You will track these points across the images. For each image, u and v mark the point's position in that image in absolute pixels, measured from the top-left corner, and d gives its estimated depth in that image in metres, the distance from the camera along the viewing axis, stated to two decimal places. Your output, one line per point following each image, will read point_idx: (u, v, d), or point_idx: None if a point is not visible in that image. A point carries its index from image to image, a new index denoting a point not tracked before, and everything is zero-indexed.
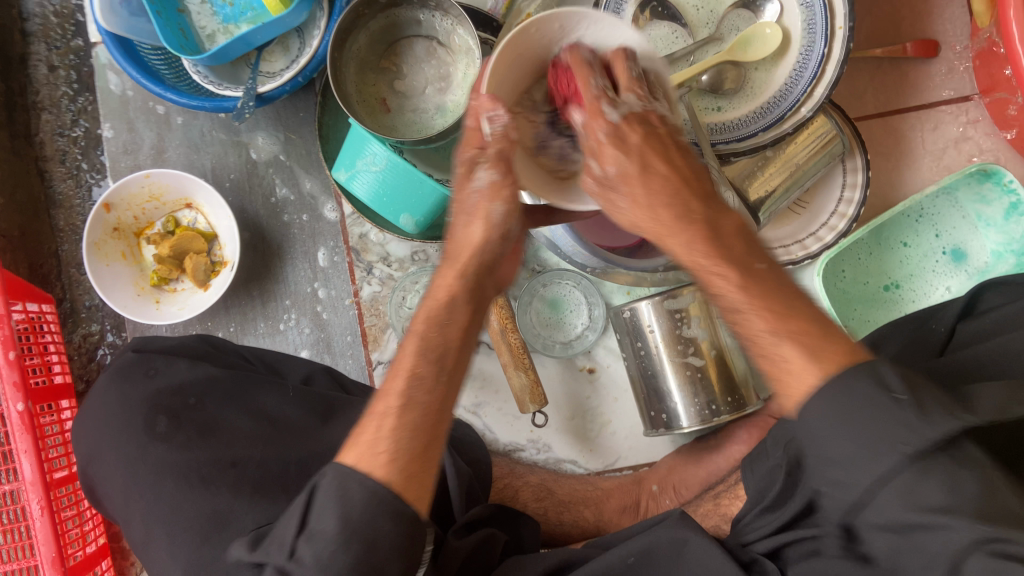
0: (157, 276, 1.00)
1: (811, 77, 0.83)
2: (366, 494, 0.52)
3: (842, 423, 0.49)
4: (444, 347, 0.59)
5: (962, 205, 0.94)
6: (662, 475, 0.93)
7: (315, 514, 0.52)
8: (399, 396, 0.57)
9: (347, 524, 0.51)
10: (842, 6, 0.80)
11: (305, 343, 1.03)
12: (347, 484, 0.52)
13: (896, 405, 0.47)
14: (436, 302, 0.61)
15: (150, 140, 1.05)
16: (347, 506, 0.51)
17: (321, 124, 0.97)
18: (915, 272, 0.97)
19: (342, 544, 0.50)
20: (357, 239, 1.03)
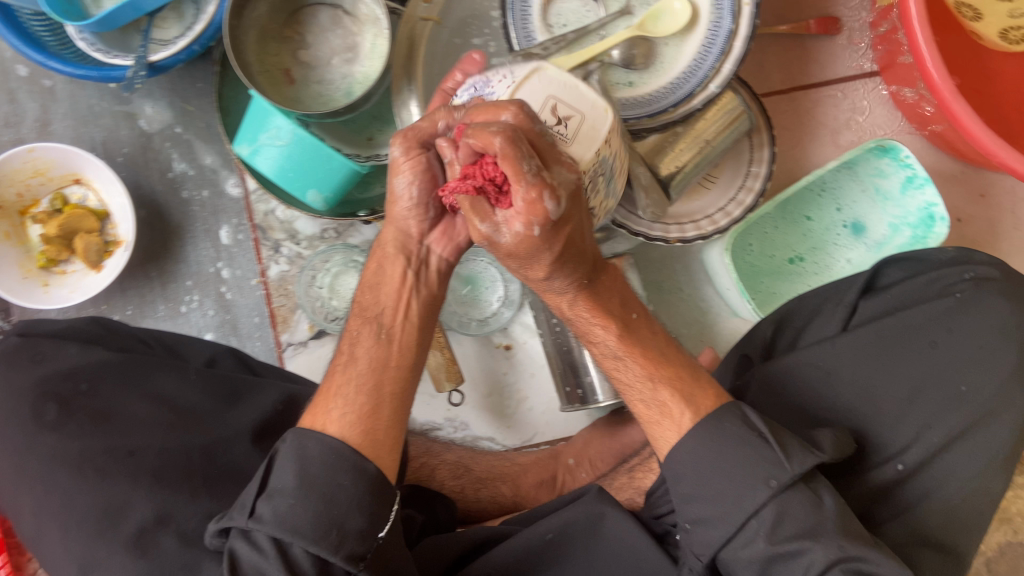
0: (44, 257, 0.94)
1: (720, 53, 0.84)
2: (324, 448, 0.59)
3: (716, 446, 0.61)
4: (380, 309, 0.68)
5: (861, 179, 0.96)
6: (578, 448, 0.94)
7: (276, 474, 0.58)
8: (347, 359, 0.66)
9: (304, 479, 0.57)
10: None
11: (209, 326, 0.99)
12: (305, 442, 0.59)
13: (759, 442, 0.60)
14: (365, 277, 0.71)
15: (34, 111, 0.98)
16: (305, 463, 0.58)
17: (220, 97, 0.92)
18: (818, 245, 1.00)
19: (300, 497, 0.56)
20: (262, 217, 0.99)
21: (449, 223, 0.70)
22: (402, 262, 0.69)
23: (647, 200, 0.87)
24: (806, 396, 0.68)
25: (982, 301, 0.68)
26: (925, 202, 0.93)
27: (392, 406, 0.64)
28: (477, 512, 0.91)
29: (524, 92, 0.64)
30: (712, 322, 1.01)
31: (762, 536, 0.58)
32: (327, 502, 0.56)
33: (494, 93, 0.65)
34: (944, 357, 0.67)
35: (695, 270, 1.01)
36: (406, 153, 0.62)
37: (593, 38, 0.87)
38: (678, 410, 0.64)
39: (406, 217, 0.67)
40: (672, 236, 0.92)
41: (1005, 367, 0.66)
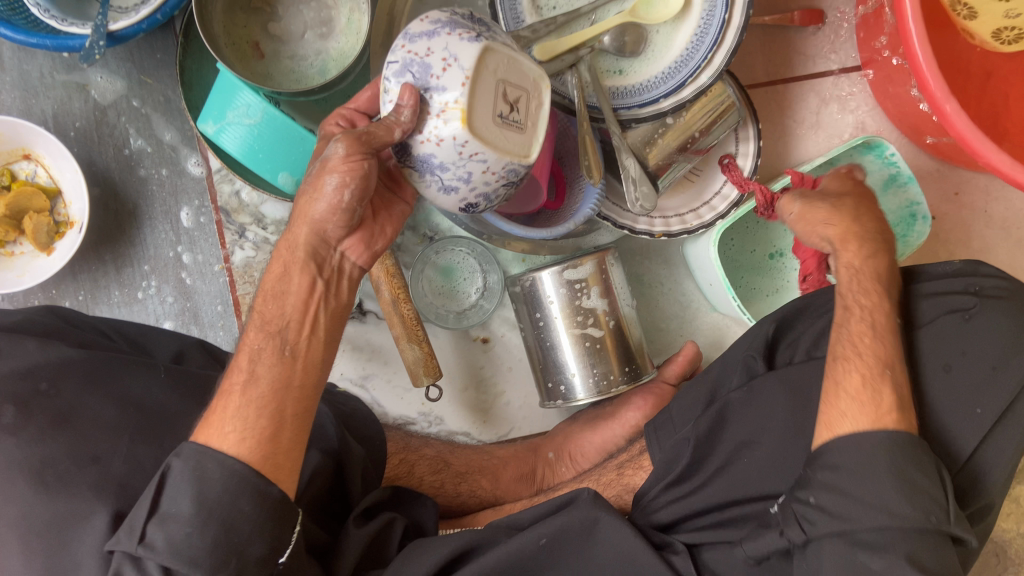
0: None
1: (711, 44, 0.81)
2: (225, 474, 0.53)
3: (897, 458, 0.60)
4: (284, 323, 0.60)
5: None
6: (558, 442, 0.92)
7: (168, 497, 0.53)
8: (243, 374, 0.58)
9: (203, 506, 0.52)
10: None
11: (168, 314, 0.93)
12: (203, 462, 0.53)
13: (929, 478, 0.60)
14: (271, 278, 0.61)
15: None
16: (204, 486, 0.53)
17: (183, 70, 0.86)
18: None
19: (198, 526, 0.52)
20: (227, 198, 0.92)
21: (366, 225, 0.65)
22: (310, 269, 0.61)
23: (637, 192, 0.83)
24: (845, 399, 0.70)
25: (992, 312, 0.67)
26: (909, 201, 0.93)
27: (294, 427, 0.58)
28: (456, 507, 0.89)
29: (480, 90, 0.56)
30: (691, 319, 1.01)
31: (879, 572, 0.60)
32: (230, 530, 0.53)
33: (439, 75, 0.56)
34: (962, 378, 0.67)
35: (676, 263, 1.00)
36: (343, 154, 0.57)
37: (584, 21, 0.84)
38: (886, 404, 0.63)
39: (323, 219, 0.60)
40: (656, 229, 0.90)
41: (1014, 380, 0.65)
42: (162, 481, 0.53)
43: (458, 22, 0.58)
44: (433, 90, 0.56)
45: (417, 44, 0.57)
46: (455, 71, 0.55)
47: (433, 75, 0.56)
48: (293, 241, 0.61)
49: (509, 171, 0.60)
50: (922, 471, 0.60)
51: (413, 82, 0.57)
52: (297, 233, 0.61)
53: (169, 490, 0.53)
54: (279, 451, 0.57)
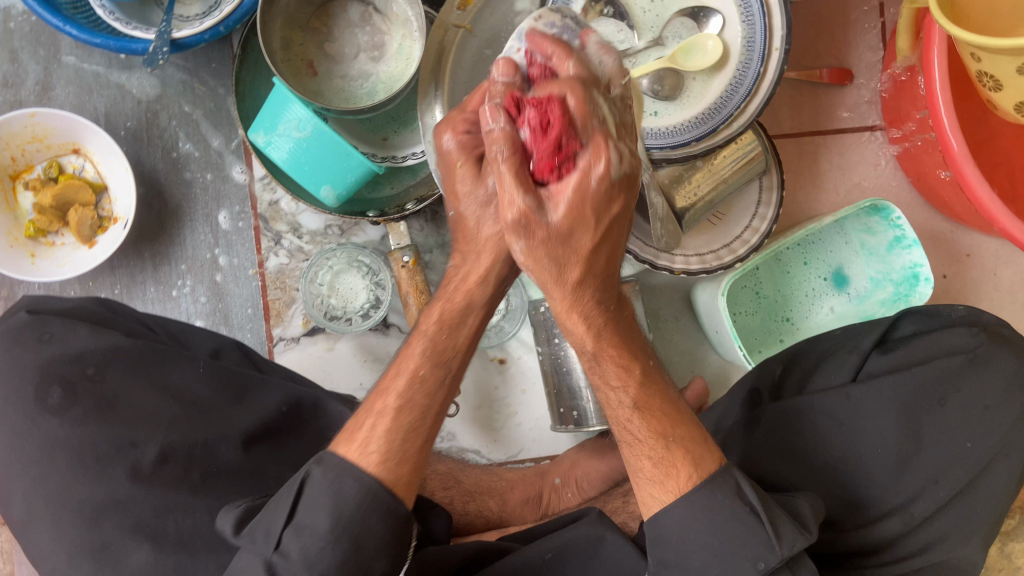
0: (34, 226, 0.90)
1: (747, 93, 0.84)
2: (361, 491, 0.54)
3: (697, 530, 0.58)
4: (453, 353, 0.61)
5: (847, 232, 1.00)
6: (565, 468, 0.94)
7: (306, 509, 0.54)
8: (397, 397, 0.59)
9: (339, 522, 0.53)
10: (780, 19, 0.83)
11: (199, 313, 0.96)
12: (342, 477, 0.55)
13: (736, 521, 0.58)
14: (451, 302, 0.61)
15: (36, 74, 0.94)
16: (341, 501, 0.53)
17: (237, 81, 0.89)
18: (803, 295, 1.03)
19: (331, 542, 0.52)
20: (267, 206, 0.96)
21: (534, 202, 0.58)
22: (485, 306, 0.61)
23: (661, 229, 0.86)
24: (811, 435, 0.69)
25: (993, 360, 0.68)
26: (912, 262, 0.96)
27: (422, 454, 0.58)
28: (464, 526, 0.89)
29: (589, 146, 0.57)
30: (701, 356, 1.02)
31: (770, 560, 0.54)
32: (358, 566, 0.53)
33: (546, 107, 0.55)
34: (955, 415, 0.68)
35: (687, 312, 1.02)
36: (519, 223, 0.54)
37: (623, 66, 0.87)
38: (683, 474, 0.60)
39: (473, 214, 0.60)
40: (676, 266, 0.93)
41: (1007, 419, 0.67)
42: (302, 488, 0.55)
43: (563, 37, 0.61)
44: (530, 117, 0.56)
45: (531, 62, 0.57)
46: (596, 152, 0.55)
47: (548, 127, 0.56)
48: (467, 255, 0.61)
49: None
50: (735, 521, 0.58)
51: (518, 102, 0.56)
52: (482, 261, 0.60)
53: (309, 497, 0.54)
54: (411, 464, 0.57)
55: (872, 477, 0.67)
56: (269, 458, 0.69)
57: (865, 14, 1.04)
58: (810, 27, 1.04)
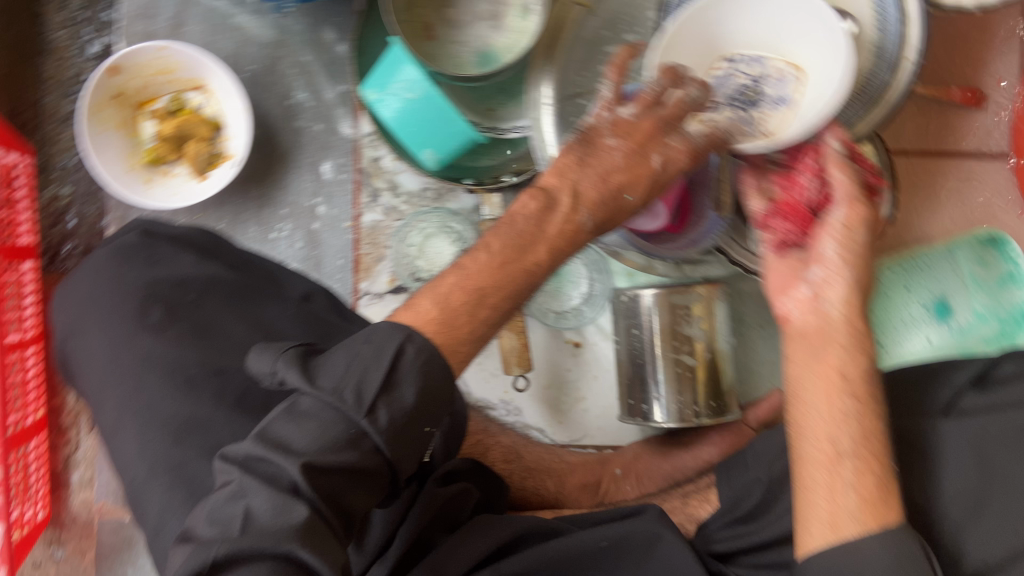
0: (153, 154, 0.95)
1: (869, 102, 0.79)
2: (440, 373, 0.53)
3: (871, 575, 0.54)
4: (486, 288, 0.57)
5: (958, 263, 0.97)
6: (627, 460, 0.94)
7: (400, 378, 0.51)
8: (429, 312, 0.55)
9: (424, 397, 0.52)
10: (917, 9, 0.78)
11: (294, 257, 0.99)
12: (432, 362, 0.53)
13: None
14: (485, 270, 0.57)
15: (172, 10, 0.98)
16: (428, 378, 0.52)
17: (357, 37, 0.91)
18: (899, 322, 0.98)
19: (413, 417, 0.52)
20: (369, 162, 0.99)
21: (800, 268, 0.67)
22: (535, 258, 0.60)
23: None
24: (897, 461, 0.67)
25: None
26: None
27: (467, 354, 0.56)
28: (519, 499, 0.90)
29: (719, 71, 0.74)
30: None
31: None
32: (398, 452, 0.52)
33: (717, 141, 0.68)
34: None
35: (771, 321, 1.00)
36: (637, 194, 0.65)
37: None
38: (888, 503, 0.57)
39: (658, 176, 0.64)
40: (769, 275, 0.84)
41: None
42: (396, 357, 0.51)
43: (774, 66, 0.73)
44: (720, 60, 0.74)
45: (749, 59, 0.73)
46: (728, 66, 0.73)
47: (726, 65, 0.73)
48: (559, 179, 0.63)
49: (738, 117, 0.70)
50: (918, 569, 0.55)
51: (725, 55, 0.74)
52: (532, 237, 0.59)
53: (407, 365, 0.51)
54: (450, 332, 0.55)
55: (946, 514, 0.64)
56: None
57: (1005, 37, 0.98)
58: (947, 42, 0.99)
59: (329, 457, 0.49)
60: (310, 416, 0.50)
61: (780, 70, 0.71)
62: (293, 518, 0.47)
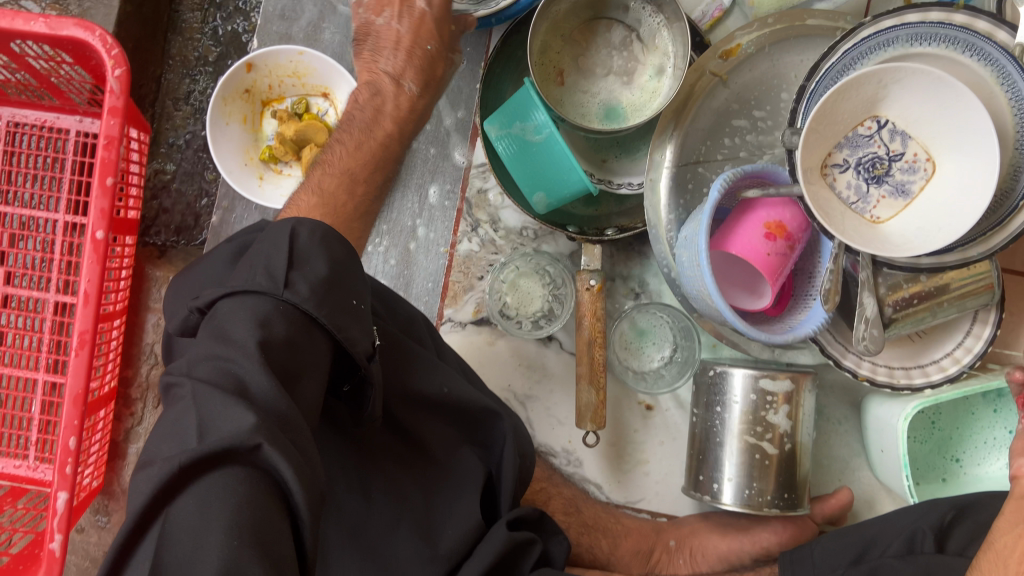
0: (270, 152, 0.97)
1: (995, 221, 0.74)
2: (335, 241, 0.59)
3: None
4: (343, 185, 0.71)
5: None
6: (682, 533, 0.93)
7: (304, 254, 0.56)
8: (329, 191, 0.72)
9: (334, 264, 0.57)
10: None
11: (385, 274, 1.00)
12: (328, 234, 0.59)
13: None
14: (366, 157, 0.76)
15: (311, 15, 1.00)
16: (333, 250, 0.58)
17: (488, 72, 0.93)
18: (979, 443, 0.96)
19: (328, 281, 0.56)
20: (475, 192, 0.99)
21: None
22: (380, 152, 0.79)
23: (866, 332, 0.81)
24: None
25: None
26: None
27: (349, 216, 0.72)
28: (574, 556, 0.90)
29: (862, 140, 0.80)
30: (852, 468, 0.99)
31: None
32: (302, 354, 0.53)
33: None
34: None
35: (848, 417, 0.98)
36: None
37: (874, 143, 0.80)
38: None
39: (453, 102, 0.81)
40: (862, 371, 0.88)
41: None
42: (292, 239, 0.57)
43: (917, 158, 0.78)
44: (869, 136, 0.80)
45: (897, 137, 0.79)
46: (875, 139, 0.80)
47: (876, 137, 0.80)
48: (375, 72, 0.80)
49: (853, 189, 0.81)
50: None
51: (883, 126, 0.79)
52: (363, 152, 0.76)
53: (305, 243, 0.56)
54: (339, 215, 0.72)
55: None
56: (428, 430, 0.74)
57: None
58: None
59: (261, 375, 0.49)
60: (237, 309, 0.52)
61: (914, 159, 0.79)
62: (242, 420, 0.46)
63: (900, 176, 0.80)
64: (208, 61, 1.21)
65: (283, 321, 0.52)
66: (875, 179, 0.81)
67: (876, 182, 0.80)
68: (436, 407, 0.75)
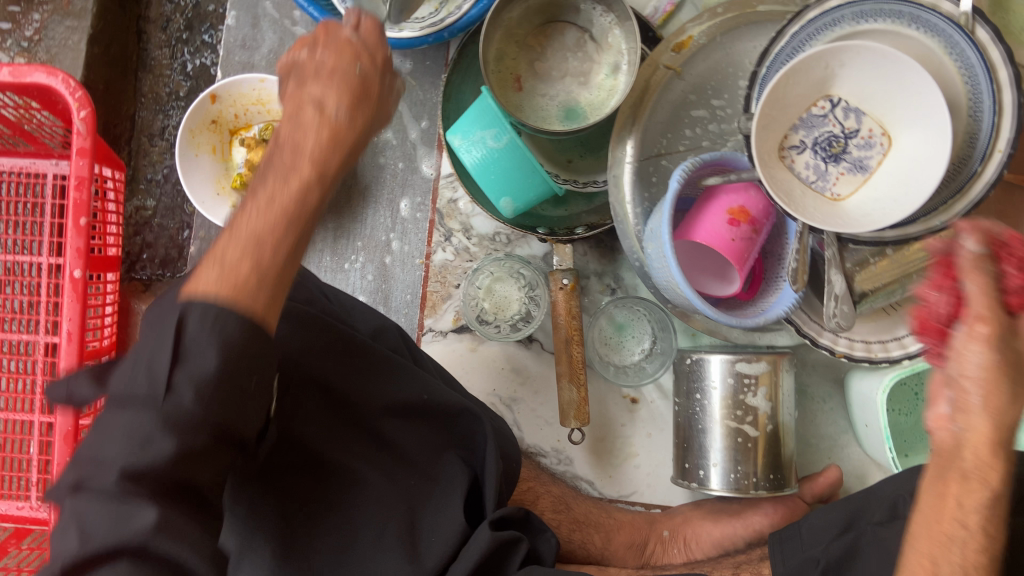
0: (240, 180, 0.98)
1: (954, 189, 0.74)
2: (236, 318, 0.49)
3: None
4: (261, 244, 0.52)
5: None
6: (676, 523, 0.94)
7: (183, 338, 0.48)
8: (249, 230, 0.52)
9: (224, 343, 0.48)
10: (1012, 97, 0.69)
11: (364, 289, 1.02)
12: (221, 312, 0.49)
13: None
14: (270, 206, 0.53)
15: (271, 42, 1.02)
16: (225, 330, 0.49)
17: (448, 83, 0.94)
18: None
19: (221, 349, 0.48)
20: (445, 202, 1.01)
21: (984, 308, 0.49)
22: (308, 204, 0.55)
23: (836, 308, 0.81)
24: None
25: None
26: None
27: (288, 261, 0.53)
28: (566, 552, 0.90)
29: (816, 120, 0.81)
30: (841, 445, 0.99)
31: None
32: (241, 394, 0.50)
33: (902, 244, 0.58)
34: None
35: (833, 394, 0.99)
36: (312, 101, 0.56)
37: (830, 121, 0.81)
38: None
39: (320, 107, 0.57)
40: (839, 348, 0.88)
41: None
42: (179, 331, 0.48)
43: (871, 133, 0.80)
44: (822, 115, 0.81)
45: (850, 114, 0.80)
46: (829, 117, 0.81)
47: (831, 115, 0.81)
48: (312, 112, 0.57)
49: (813, 168, 0.82)
50: None
51: (834, 105, 0.80)
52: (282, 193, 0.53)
53: (190, 335, 0.48)
54: (265, 277, 0.52)
55: None
56: (408, 437, 0.76)
57: None
58: None
59: (165, 440, 0.46)
60: (116, 424, 0.47)
61: (869, 134, 0.80)
62: (138, 525, 0.45)
63: (856, 151, 0.81)
64: (179, 96, 1.23)
65: (176, 432, 0.47)
66: (834, 157, 0.81)
67: (834, 159, 0.81)
68: (420, 414, 0.76)
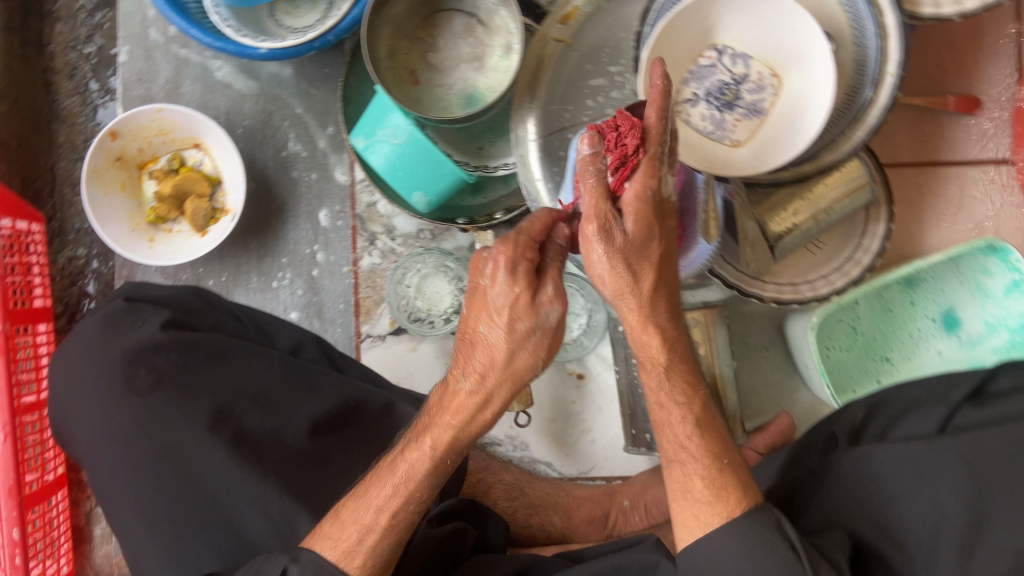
0: (154, 214, 0.98)
1: (852, 119, 0.76)
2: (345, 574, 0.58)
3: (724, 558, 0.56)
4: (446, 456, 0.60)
5: (964, 274, 0.92)
6: (635, 492, 0.93)
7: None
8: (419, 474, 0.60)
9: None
10: (893, 18, 0.72)
11: (296, 305, 1.01)
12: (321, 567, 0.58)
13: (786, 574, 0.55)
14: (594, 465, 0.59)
15: (167, 72, 1.02)
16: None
17: (346, 87, 0.94)
18: (904, 335, 0.97)
19: None
20: (365, 207, 1.00)
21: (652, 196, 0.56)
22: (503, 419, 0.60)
23: None
24: (884, 490, 0.65)
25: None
26: None
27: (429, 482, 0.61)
28: (525, 537, 0.90)
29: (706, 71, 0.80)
30: (790, 390, 0.99)
31: None
32: None
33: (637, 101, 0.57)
34: None
35: (774, 340, 0.99)
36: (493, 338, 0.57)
37: (720, 71, 0.80)
38: (733, 497, 0.59)
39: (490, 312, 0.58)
40: (768, 295, 0.88)
41: None
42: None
43: (762, 76, 0.79)
44: (710, 66, 0.80)
45: (738, 60, 0.80)
46: (717, 67, 0.80)
47: (719, 65, 0.80)
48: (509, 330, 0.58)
49: (710, 119, 0.80)
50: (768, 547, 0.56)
51: (720, 55, 0.80)
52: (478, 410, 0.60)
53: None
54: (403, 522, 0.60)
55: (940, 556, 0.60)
56: (336, 448, 0.72)
57: (998, 43, 0.96)
58: (936, 51, 0.97)
59: None
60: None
61: (759, 78, 0.79)
62: None
63: (749, 96, 0.80)
64: None
65: None
66: (728, 106, 0.80)
67: (729, 109, 0.80)
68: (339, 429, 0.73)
